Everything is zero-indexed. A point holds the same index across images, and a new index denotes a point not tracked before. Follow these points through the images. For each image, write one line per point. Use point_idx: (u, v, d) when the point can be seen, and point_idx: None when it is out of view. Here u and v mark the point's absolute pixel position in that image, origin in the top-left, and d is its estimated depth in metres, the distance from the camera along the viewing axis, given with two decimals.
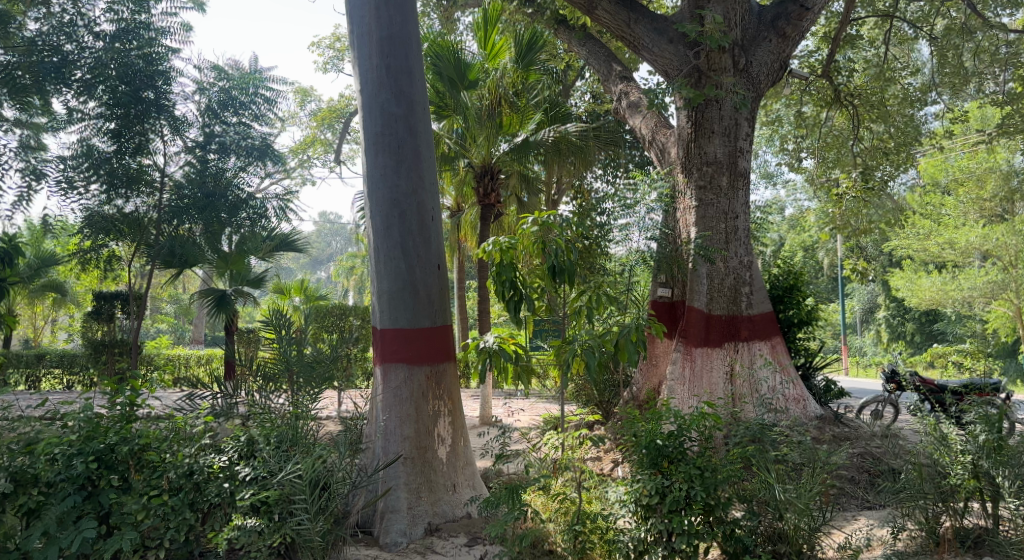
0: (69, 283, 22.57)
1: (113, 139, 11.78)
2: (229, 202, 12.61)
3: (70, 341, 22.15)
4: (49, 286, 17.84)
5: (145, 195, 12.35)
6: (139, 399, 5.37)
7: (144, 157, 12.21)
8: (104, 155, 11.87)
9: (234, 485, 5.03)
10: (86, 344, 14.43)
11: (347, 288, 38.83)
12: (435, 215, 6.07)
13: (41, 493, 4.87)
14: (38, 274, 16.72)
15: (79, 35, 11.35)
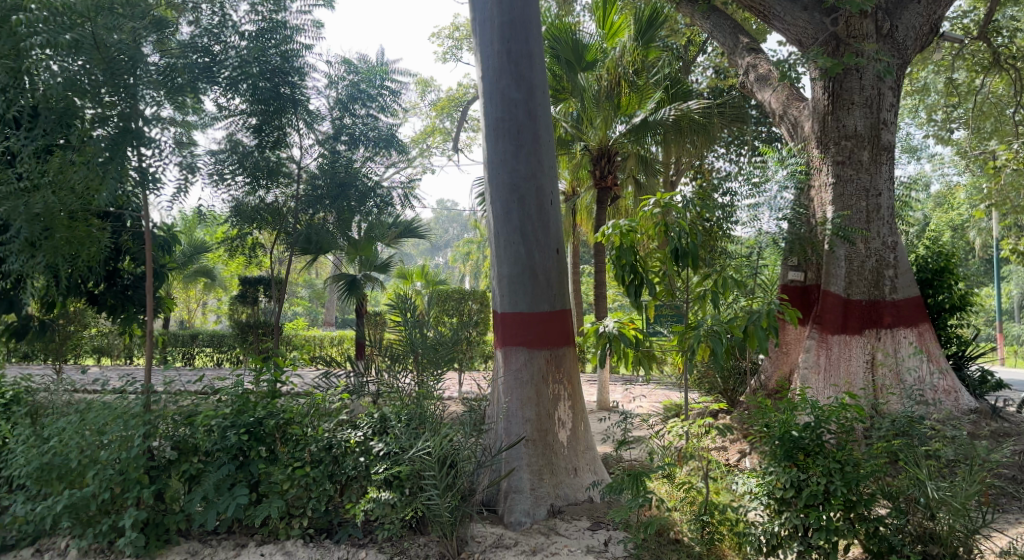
0: (218, 268, 24.39)
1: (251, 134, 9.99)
2: (359, 190, 11.27)
3: (219, 322, 24.03)
4: (202, 271, 19.48)
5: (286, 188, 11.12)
6: (282, 377, 5.78)
7: (285, 150, 10.68)
8: (245, 149, 10.15)
9: (369, 460, 5.29)
10: (234, 324, 15.74)
11: (462, 273, 39.84)
12: (553, 199, 5.99)
13: (201, 461, 5.29)
14: (192, 260, 18.26)
15: (216, 8, 7.41)
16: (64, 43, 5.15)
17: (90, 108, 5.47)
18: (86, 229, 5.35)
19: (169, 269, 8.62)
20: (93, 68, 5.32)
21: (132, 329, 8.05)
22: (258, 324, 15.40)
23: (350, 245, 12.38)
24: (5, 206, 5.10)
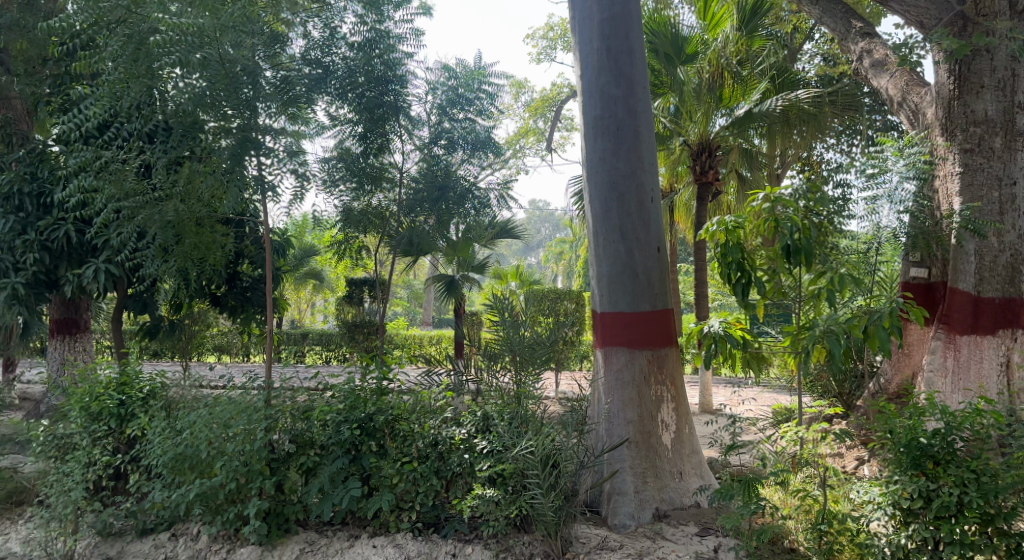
0: (327, 270, 25.46)
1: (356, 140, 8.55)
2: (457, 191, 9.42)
3: (327, 321, 25.09)
4: (311, 273, 20.42)
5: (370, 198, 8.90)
6: (389, 374, 5.96)
7: (388, 156, 9.04)
8: (351, 157, 8.70)
9: (473, 457, 5.40)
10: (341, 323, 16.41)
11: (556, 273, 39.80)
12: (654, 197, 5.85)
13: (317, 454, 5.58)
14: (303, 262, 19.18)
15: (327, 24, 7.74)
16: (193, 62, 5.31)
17: (212, 120, 5.76)
18: (210, 235, 5.83)
19: (284, 272, 9.08)
20: (215, 82, 5.46)
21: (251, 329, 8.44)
22: (363, 323, 15.80)
23: (446, 249, 10.69)
24: (144, 214, 5.51)
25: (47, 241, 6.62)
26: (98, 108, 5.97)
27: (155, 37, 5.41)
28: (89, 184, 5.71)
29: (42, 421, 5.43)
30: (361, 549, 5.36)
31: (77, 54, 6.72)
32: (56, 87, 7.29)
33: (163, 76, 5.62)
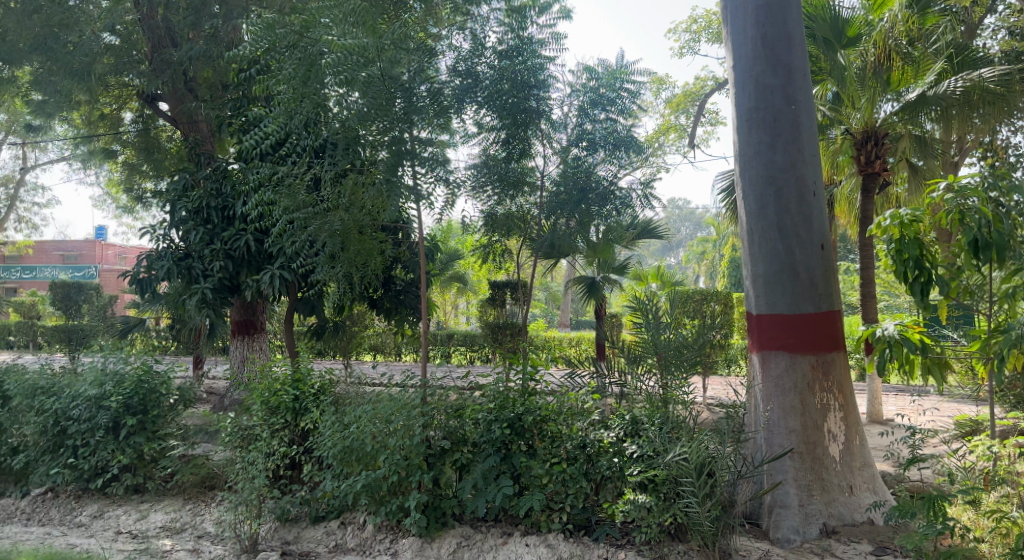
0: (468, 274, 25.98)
1: (500, 143, 6.69)
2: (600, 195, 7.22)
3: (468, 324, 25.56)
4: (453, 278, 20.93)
5: (505, 204, 6.94)
6: (536, 375, 6.00)
7: (530, 157, 6.93)
8: (494, 162, 6.79)
9: (623, 461, 5.37)
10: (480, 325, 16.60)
11: (696, 274, 38.26)
12: (816, 191, 5.53)
13: (470, 451, 5.77)
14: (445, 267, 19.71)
15: (470, 32, 6.25)
16: (360, 80, 5.66)
17: (370, 133, 5.97)
18: (371, 242, 6.05)
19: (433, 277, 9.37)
20: (376, 97, 5.79)
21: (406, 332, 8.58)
22: None
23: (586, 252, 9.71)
24: (315, 223, 5.85)
25: (230, 249, 6.83)
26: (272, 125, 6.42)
27: (324, 56, 5.60)
28: (268, 197, 6.10)
29: (229, 413, 5.92)
30: (514, 547, 5.38)
31: (253, 81, 6.91)
32: (236, 109, 7.33)
33: (324, 93, 5.85)
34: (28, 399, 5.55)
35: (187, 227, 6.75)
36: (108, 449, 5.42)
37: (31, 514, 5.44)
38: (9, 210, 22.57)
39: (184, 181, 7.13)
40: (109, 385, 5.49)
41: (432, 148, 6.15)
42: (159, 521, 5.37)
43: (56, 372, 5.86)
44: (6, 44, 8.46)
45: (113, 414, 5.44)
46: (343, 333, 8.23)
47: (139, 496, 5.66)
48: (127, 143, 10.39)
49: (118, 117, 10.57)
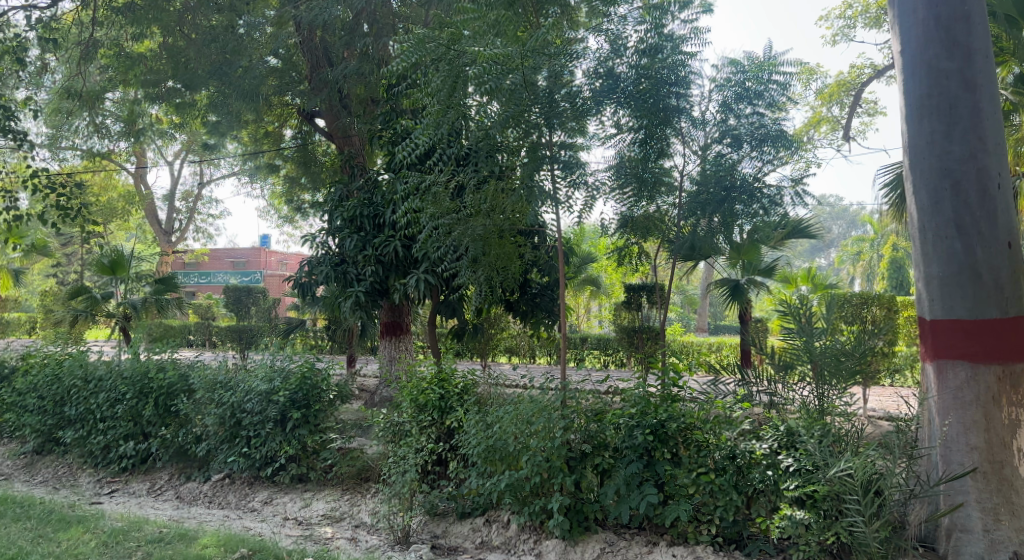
0: None
1: (637, 143, 6.28)
2: (745, 195, 6.65)
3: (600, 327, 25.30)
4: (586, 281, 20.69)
5: (641, 208, 6.41)
6: (680, 381, 5.73)
7: (668, 157, 6.50)
8: (631, 163, 6.33)
9: (777, 474, 5.07)
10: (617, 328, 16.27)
11: (855, 274, 35.22)
12: (1002, 184, 4.99)
13: (612, 456, 5.68)
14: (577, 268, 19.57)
15: (609, 36, 6.10)
16: (504, 88, 5.72)
17: (509, 138, 6.14)
18: (510, 245, 6.29)
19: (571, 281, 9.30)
20: (519, 105, 5.84)
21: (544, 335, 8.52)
22: None
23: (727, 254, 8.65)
24: (458, 229, 6.02)
25: (380, 254, 6.95)
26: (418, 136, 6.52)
27: (468, 67, 5.78)
28: (415, 206, 6.30)
29: (382, 411, 6.26)
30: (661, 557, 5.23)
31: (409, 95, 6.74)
32: (385, 123, 7.56)
33: (467, 102, 6.11)
34: (209, 392, 6.06)
35: (343, 234, 7.10)
36: (277, 440, 5.85)
37: (213, 496, 5.89)
38: (189, 219, 25.04)
39: (338, 192, 7.53)
40: (277, 380, 5.96)
41: (564, 153, 6.04)
42: (321, 509, 5.69)
43: (231, 367, 6.32)
44: (187, 70, 8.67)
45: (281, 407, 5.90)
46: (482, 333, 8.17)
47: (303, 484, 6.01)
48: (288, 157, 10.92)
49: (279, 134, 11.17)
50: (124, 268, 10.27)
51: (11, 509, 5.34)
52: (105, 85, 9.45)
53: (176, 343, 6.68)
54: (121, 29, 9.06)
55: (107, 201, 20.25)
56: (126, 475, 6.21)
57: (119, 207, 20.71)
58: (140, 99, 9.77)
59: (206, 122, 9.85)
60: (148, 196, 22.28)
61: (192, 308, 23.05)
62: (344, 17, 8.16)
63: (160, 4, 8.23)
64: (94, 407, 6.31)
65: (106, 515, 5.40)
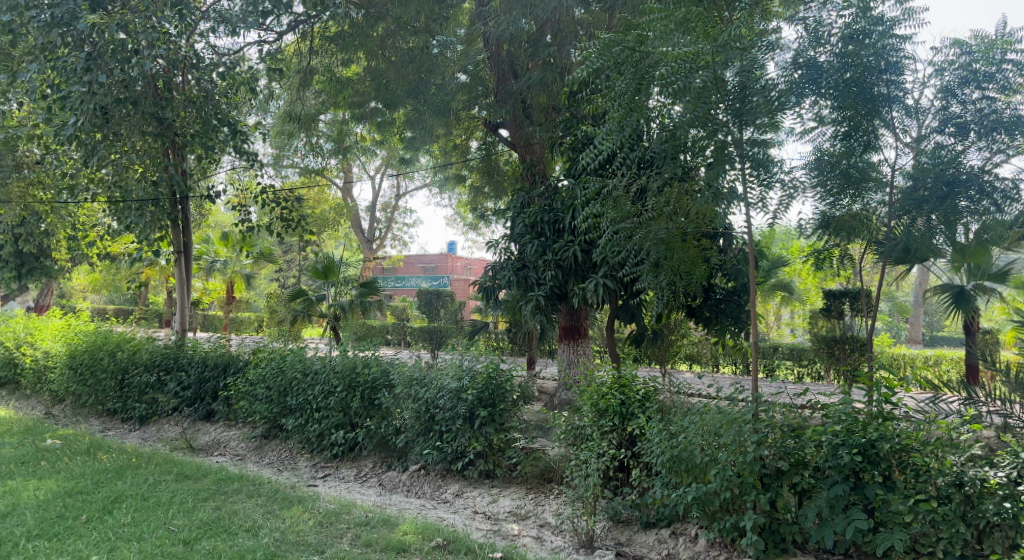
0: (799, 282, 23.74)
1: (840, 138, 5.80)
2: (967, 189, 5.96)
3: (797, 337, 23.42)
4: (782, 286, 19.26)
5: (844, 206, 5.90)
6: (893, 398, 4.89)
7: (876, 150, 5.96)
8: (832, 158, 5.78)
9: (1019, 507, 4.19)
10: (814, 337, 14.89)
11: None
12: None
13: (811, 475, 5.01)
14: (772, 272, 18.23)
15: (809, 26, 5.71)
16: (694, 87, 5.38)
17: (695, 138, 5.70)
18: (695, 249, 5.92)
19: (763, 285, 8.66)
20: (708, 104, 5.47)
21: (728, 339, 8.38)
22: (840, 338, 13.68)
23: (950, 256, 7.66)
24: (639, 233, 5.85)
25: (560, 259, 7.10)
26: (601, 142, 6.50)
27: (655, 68, 5.69)
28: (596, 209, 6.23)
29: (563, 412, 6.18)
30: None
31: (590, 102, 6.89)
32: (566, 129, 7.85)
33: (651, 104, 5.88)
34: (407, 388, 6.49)
35: (525, 239, 7.34)
36: (466, 436, 6.11)
37: (410, 485, 6.27)
38: (387, 228, 26.95)
39: (520, 199, 7.72)
40: (465, 379, 6.23)
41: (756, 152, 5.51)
42: (508, 506, 5.82)
43: (425, 365, 6.72)
44: (388, 91, 9.50)
45: (470, 405, 6.16)
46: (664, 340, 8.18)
47: (490, 480, 6.20)
48: (474, 168, 11.44)
49: (466, 146, 11.74)
50: (334, 273, 11.86)
51: (245, 486, 6.06)
52: (318, 108, 10.54)
53: (378, 342, 7.21)
54: (333, 56, 10.07)
55: (321, 213, 22.49)
56: (337, 461, 6.78)
57: (330, 217, 22.80)
58: (347, 121, 10.78)
59: (403, 137, 10.61)
60: (354, 207, 24.37)
61: (389, 309, 24.92)
62: (530, 29, 8.36)
63: (365, 31, 9.10)
64: (311, 398, 6.98)
65: (320, 497, 5.95)
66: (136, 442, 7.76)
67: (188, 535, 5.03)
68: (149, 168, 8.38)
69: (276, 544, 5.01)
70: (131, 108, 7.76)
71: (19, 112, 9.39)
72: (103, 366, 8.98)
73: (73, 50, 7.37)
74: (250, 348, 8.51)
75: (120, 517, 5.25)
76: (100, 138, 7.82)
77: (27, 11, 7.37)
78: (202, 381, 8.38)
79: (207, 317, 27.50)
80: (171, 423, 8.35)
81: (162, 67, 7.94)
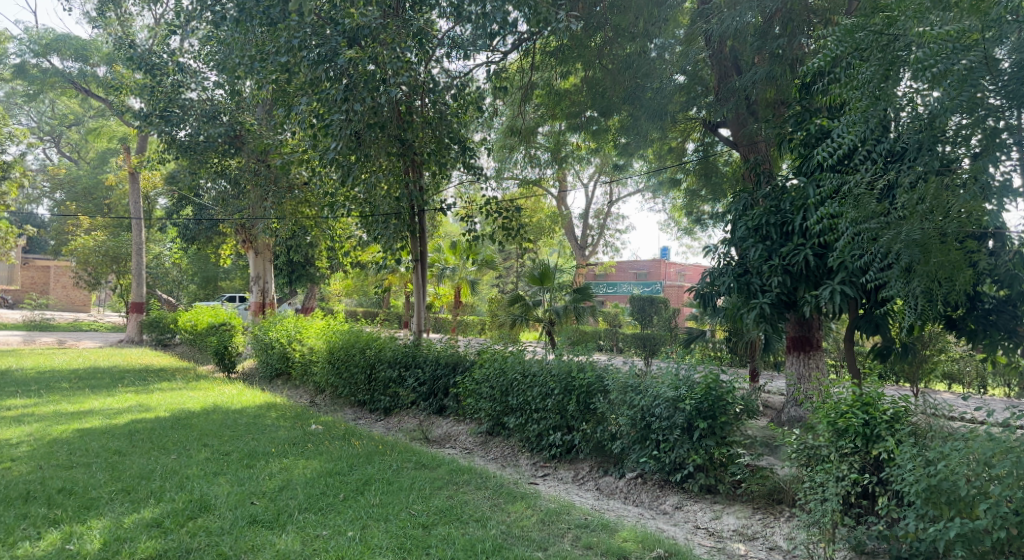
0: None
1: None
2: None
3: None
4: None
5: None
6: None
7: None
8: None
9: None
10: None
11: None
12: None
13: None
14: None
15: None
16: (957, 70, 4.82)
17: (958, 127, 5.06)
18: (959, 252, 5.09)
19: None
20: (976, 87, 4.82)
21: (1000, 357, 7.36)
22: None
23: None
24: (887, 235, 5.30)
25: (789, 264, 6.74)
26: (841, 135, 6.01)
27: (908, 52, 5.21)
28: (835, 209, 5.80)
29: (794, 430, 5.76)
30: None
31: (828, 92, 6.35)
32: (796, 124, 7.30)
33: (904, 93, 5.38)
34: (622, 395, 6.45)
35: (747, 243, 7.05)
36: (685, 447, 5.92)
37: (628, 493, 6.26)
38: (600, 235, 27.32)
39: (743, 202, 7.44)
40: (683, 388, 6.02)
41: None
42: (733, 524, 5.52)
43: (640, 373, 6.67)
44: (604, 98, 9.93)
45: (688, 416, 5.93)
46: (915, 355, 7.48)
47: (712, 496, 5.97)
48: (689, 171, 11.20)
49: (683, 148, 11.52)
50: (550, 279, 12.28)
51: (474, 479, 6.45)
52: (537, 121, 11.07)
53: (592, 347, 7.30)
54: (552, 69, 10.49)
55: (538, 221, 23.55)
56: (555, 462, 7.03)
57: (547, 225, 23.73)
58: (564, 131, 11.26)
59: (618, 143, 10.76)
60: (568, 214, 25.01)
61: (602, 316, 25.20)
62: (757, 22, 8.02)
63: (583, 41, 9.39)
64: (531, 399, 7.28)
65: (542, 495, 6.14)
66: (381, 431, 8.74)
67: (426, 519, 5.45)
68: (394, 185, 9.40)
69: (503, 536, 5.20)
70: (380, 133, 8.80)
71: (291, 139, 10.76)
72: (355, 362, 10.11)
73: (334, 83, 8.37)
74: (475, 349, 9.07)
75: (370, 498, 5.82)
76: (355, 160, 8.86)
77: (300, 51, 8.37)
78: (435, 377, 9.12)
79: (436, 319, 29.96)
80: (409, 415, 9.23)
81: (405, 93, 8.95)
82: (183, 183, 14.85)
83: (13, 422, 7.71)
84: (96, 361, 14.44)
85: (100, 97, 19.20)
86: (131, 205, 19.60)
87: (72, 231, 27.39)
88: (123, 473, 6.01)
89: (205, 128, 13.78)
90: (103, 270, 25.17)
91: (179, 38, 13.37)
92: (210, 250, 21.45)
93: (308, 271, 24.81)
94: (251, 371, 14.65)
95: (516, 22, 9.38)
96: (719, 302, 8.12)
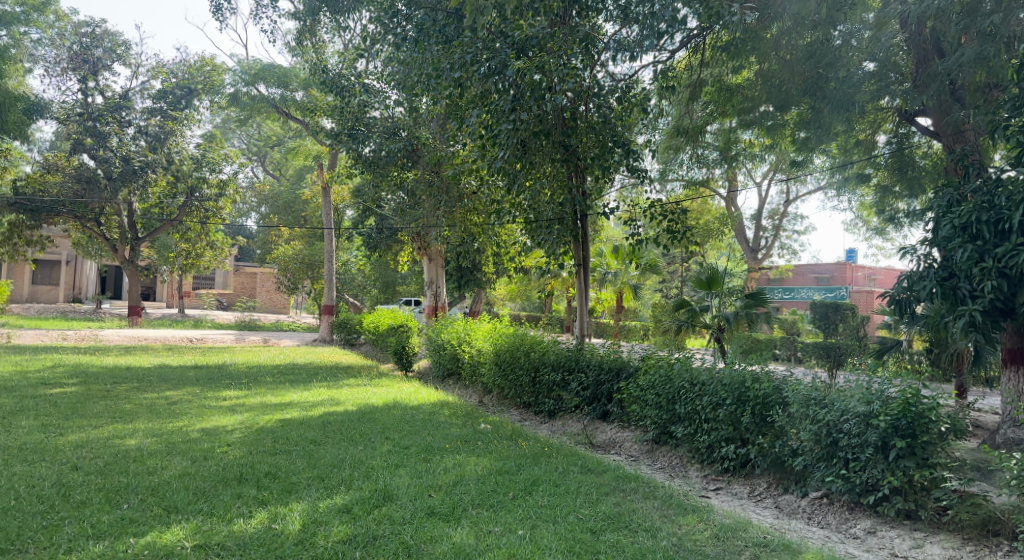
0: None
1: None
2: None
3: None
4: None
5: None
6: None
7: None
8: None
9: None
10: None
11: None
12: None
13: None
14: None
15: None
16: None
17: None
18: None
19: None
20: None
21: None
22: None
23: None
24: None
25: (1004, 267, 6.01)
26: None
27: None
28: None
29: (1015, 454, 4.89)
30: None
31: None
32: (1013, 110, 6.44)
33: None
34: (803, 408, 6.05)
35: (952, 244, 6.38)
36: (879, 468, 5.43)
37: (812, 513, 5.87)
38: (775, 236, 25.89)
39: (948, 198, 6.74)
40: (876, 404, 5.53)
41: None
42: (938, 554, 4.92)
43: (824, 386, 6.22)
44: (781, 92, 9.57)
45: (882, 433, 5.45)
46: None
47: (912, 523, 5.40)
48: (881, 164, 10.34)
49: (872, 141, 10.60)
50: (718, 284, 11.90)
51: (642, 487, 6.35)
52: (706, 119, 10.78)
53: (768, 356, 6.95)
54: (722, 64, 10.20)
55: (705, 224, 22.91)
56: (728, 475, 6.78)
57: (715, 227, 23.15)
58: (735, 128, 10.93)
59: (797, 138, 10.21)
60: (738, 215, 23.97)
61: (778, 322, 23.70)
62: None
63: (757, 33, 9.03)
64: (699, 408, 7.06)
65: (715, 510, 5.90)
66: (547, 433, 8.96)
67: (594, 524, 5.42)
68: (557, 191, 9.69)
69: (675, 548, 5.03)
70: (545, 140, 9.05)
71: (462, 150, 11.30)
72: (521, 364, 10.39)
73: (503, 94, 8.66)
74: (639, 355, 8.95)
75: (539, 498, 5.90)
76: (521, 168, 9.16)
77: (472, 65, 8.86)
78: (599, 382, 9.08)
79: (599, 324, 29.99)
80: (573, 419, 9.30)
81: (569, 99, 9.08)
82: (367, 196, 16.06)
83: (228, 411, 8.74)
84: (293, 357, 16.10)
85: (296, 119, 21.34)
86: (323, 217, 21.50)
87: (278, 242, 31.20)
88: (319, 461, 6.56)
89: (386, 144, 14.75)
90: (301, 276, 28.09)
91: (365, 62, 14.66)
92: (389, 257, 23.14)
93: (476, 276, 25.88)
94: (426, 370, 15.58)
95: (686, 19, 9.28)
96: (917, 309, 7.44)
